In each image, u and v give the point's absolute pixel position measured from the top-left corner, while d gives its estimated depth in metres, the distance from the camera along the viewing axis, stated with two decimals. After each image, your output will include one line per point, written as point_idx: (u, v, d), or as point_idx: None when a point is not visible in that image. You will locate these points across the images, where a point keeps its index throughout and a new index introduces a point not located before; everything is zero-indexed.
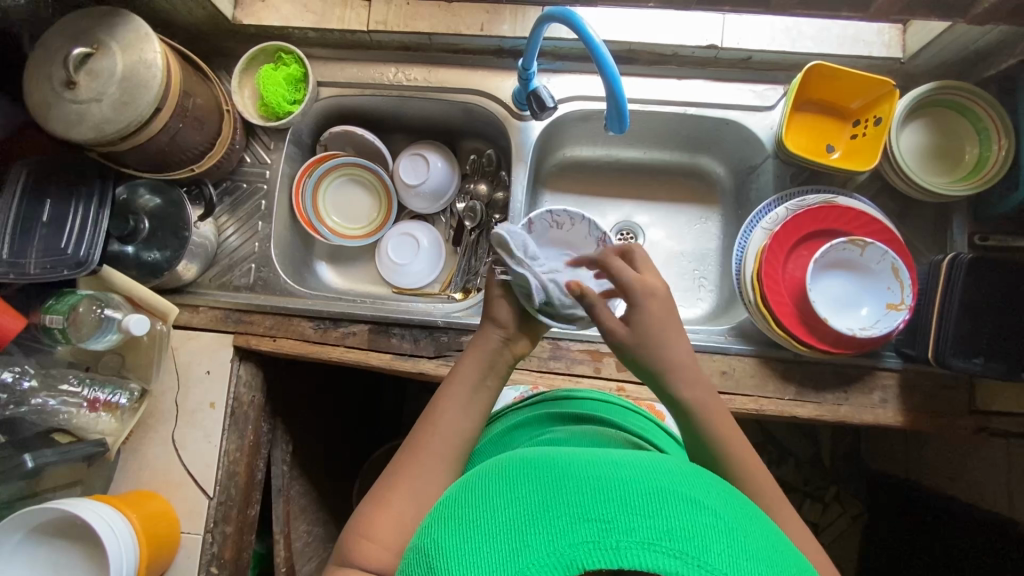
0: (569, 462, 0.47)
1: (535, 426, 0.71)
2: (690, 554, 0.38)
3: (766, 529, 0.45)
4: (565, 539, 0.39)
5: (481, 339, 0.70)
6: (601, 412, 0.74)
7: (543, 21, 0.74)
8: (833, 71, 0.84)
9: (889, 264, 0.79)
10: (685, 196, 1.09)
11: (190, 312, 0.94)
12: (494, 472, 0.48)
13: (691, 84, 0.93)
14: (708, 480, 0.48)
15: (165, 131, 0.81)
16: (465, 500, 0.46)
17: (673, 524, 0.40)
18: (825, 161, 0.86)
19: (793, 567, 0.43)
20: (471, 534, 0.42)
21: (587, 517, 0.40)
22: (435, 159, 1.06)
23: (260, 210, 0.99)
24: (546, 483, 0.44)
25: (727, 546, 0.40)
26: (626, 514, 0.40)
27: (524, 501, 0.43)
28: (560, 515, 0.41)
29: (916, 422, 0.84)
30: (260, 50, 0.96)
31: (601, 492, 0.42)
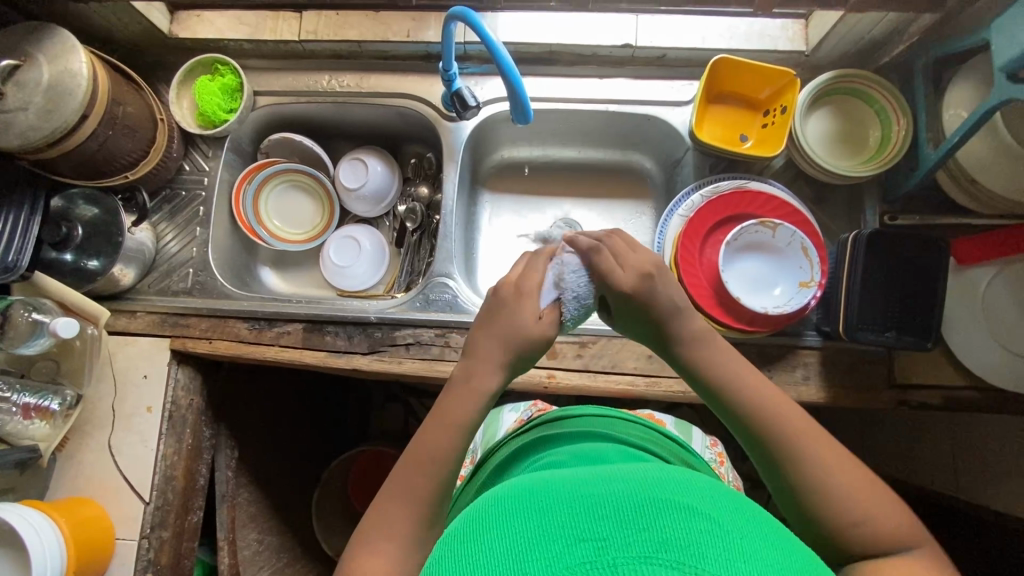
0: (558, 489, 0.45)
1: (536, 446, 0.71)
2: (688, 563, 0.36)
3: (773, 532, 0.43)
4: (560, 562, 0.37)
5: (485, 359, 0.65)
6: (595, 425, 0.73)
7: (452, 19, 0.79)
8: (737, 63, 0.88)
9: (800, 244, 0.83)
10: (620, 192, 1.12)
11: (128, 318, 0.95)
12: (491, 503, 0.47)
13: (612, 83, 0.98)
14: (708, 487, 0.46)
15: (94, 138, 0.84)
16: (462, 534, 0.44)
17: (667, 534, 0.38)
18: (737, 149, 0.90)
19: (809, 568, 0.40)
20: (466, 564, 0.40)
21: (581, 538, 0.39)
22: (374, 163, 1.09)
23: (198, 216, 1.01)
24: (539, 511, 0.43)
25: (727, 550, 0.38)
26: (622, 529, 0.39)
27: (519, 529, 0.41)
28: (555, 539, 0.39)
29: (839, 398, 0.86)
30: (197, 62, 1.00)
31: (597, 511, 0.41)
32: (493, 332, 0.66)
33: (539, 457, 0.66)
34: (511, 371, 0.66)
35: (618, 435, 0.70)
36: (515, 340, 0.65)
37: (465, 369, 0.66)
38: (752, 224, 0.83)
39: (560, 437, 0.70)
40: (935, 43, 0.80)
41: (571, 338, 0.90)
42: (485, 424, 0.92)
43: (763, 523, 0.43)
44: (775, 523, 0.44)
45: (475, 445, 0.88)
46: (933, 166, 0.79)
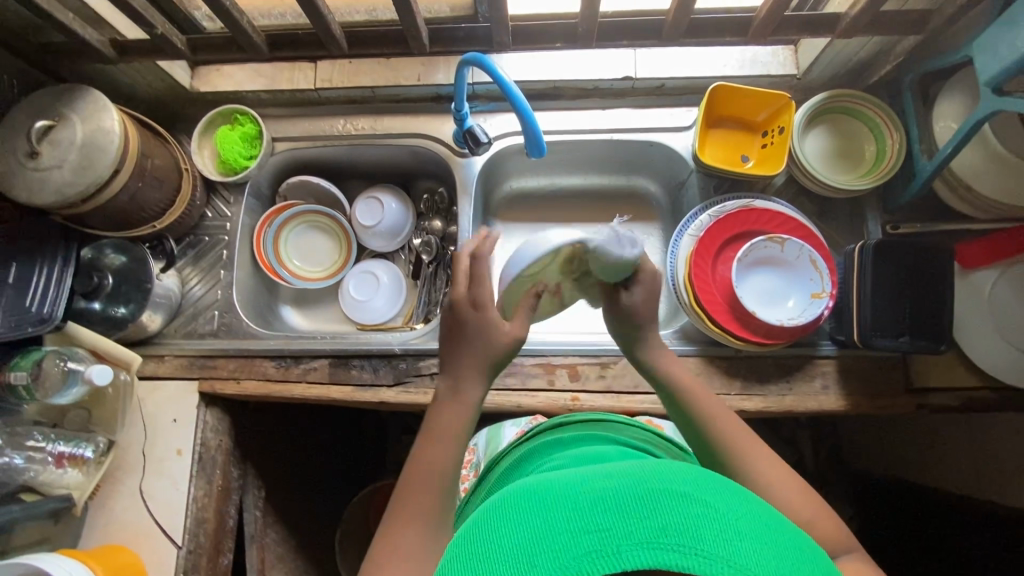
0: (560, 482, 0.47)
1: (538, 453, 0.71)
2: (688, 545, 0.39)
3: (760, 506, 0.46)
4: (569, 554, 0.40)
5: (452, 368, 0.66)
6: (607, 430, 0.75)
7: (465, 64, 0.84)
8: (734, 89, 0.92)
9: (809, 255, 0.86)
10: (628, 215, 1.16)
11: (155, 363, 0.97)
12: (495, 504, 0.49)
13: (615, 113, 1.02)
14: (705, 475, 0.48)
15: (125, 191, 0.88)
16: (471, 537, 0.46)
17: (667, 520, 0.41)
18: (740, 169, 0.94)
19: (792, 536, 0.44)
20: (478, 566, 0.42)
21: (584, 530, 0.41)
22: (388, 200, 1.13)
23: (222, 259, 1.04)
24: (542, 507, 0.45)
25: (723, 529, 0.41)
26: (624, 520, 0.41)
27: (525, 526, 0.44)
28: (560, 533, 0.41)
29: (859, 406, 0.88)
30: (217, 113, 1.04)
31: (597, 502, 0.43)
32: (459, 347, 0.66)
33: (542, 460, 0.68)
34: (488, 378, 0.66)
35: (619, 437, 0.71)
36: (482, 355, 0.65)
37: (447, 383, 0.66)
38: (763, 240, 0.87)
39: (562, 441, 0.72)
40: (920, 61, 0.85)
41: (592, 359, 0.92)
42: (487, 436, 0.93)
43: (749, 499, 0.46)
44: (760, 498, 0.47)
45: (478, 456, 0.90)
46: (929, 176, 0.83)
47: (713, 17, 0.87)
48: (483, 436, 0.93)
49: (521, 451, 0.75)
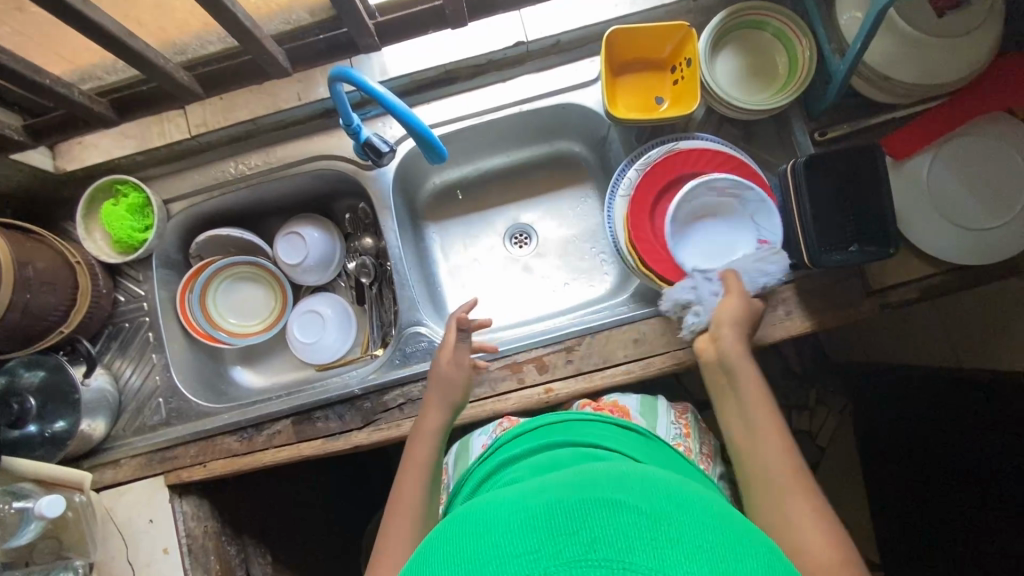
0: (500, 507, 0.48)
1: (496, 471, 0.69)
2: (614, 559, 0.39)
3: (705, 508, 0.46)
4: None
5: (434, 388, 0.82)
6: (563, 431, 0.72)
7: (336, 81, 0.77)
8: (630, 30, 0.86)
9: (751, 193, 0.82)
10: (559, 183, 1.12)
11: (113, 468, 0.92)
12: (439, 531, 0.49)
13: (516, 83, 0.96)
14: (642, 479, 0.48)
15: (14, 308, 0.79)
16: (411, 567, 0.46)
17: (596, 535, 0.41)
18: (656, 113, 0.89)
19: (734, 537, 0.43)
20: None
21: (512, 555, 0.41)
22: (309, 231, 1.06)
23: (151, 342, 0.97)
24: (478, 535, 0.45)
25: (653, 538, 0.41)
26: (553, 538, 0.41)
27: (459, 556, 0.44)
28: (490, 561, 0.42)
29: (825, 322, 0.87)
30: (95, 190, 0.95)
31: (530, 524, 0.43)
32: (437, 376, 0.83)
33: (503, 476, 0.66)
34: (444, 430, 0.79)
35: (583, 438, 0.68)
36: (452, 389, 0.82)
37: (428, 401, 0.82)
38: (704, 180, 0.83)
39: (527, 451, 0.69)
40: None
41: (556, 347, 0.90)
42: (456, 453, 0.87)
43: (694, 501, 0.46)
44: (711, 506, 0.46)
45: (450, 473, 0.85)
46: (844, 75, 0.79)
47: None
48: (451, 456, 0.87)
49: (480, 471, 0.73)
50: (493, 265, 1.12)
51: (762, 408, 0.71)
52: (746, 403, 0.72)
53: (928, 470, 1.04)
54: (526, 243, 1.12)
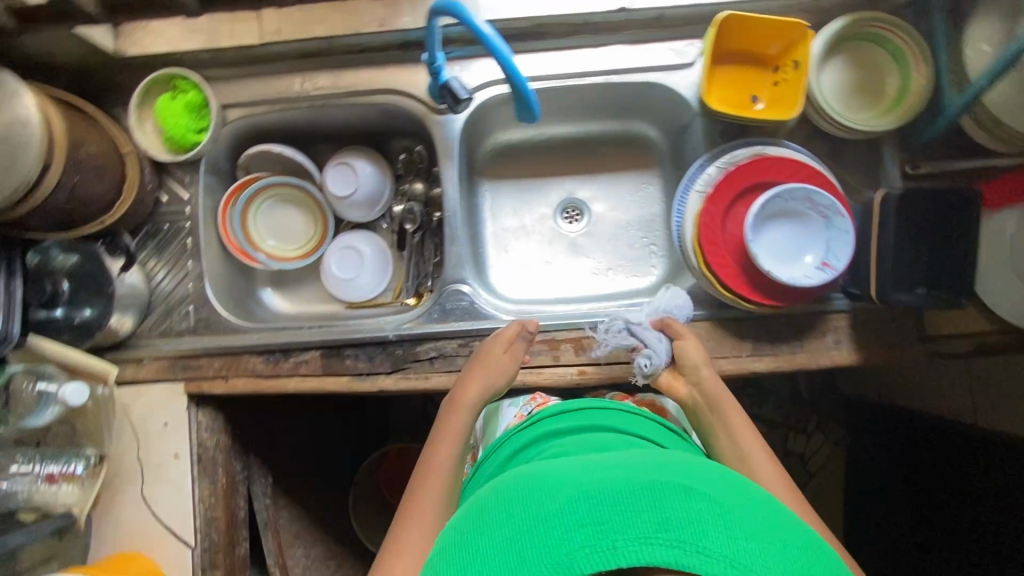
0: (570, 478, 0.54)
1: (534, 445, 0.71)
2: (681, 541, 0.46)
3: (755, 504, 0.52)
4: (572, 545, 0.48)
5: (480, 368, 0.81)
6: (605, 417, 0.73)
7: (436, 14, 0.73)
8: (746, 18, 0.81)
9: (837, 214, 0.78)
10: (624, 164, 1.08)
11: (135, 367, 0.91)
12: (510, 487, 0.57)
13: (608, 52, 0.91)
14: (695, 472, 0.55)
15: (62, 188, 0.76)
16: (486, 520, 0.54)
17: (664, 518, 0.48)
18: (750, 113, 0.85)
19: (783, 534, 0.50)
20: (492, 553, 0.51)
21: (584, 523, 0.49)
22: (362, 165, 1.02)
23: (188, 248, 0.94)
24: (552, 498, 0.52)
25: (716, 529, 0.48)
26: (621, 514, 0.49)
27: (535, 516, 0.51)
28: (566, 526, 0.49)
29: (871, 358, 0.86)
30: (153, 80, 0.91)
31: (603, 498, 0.50)
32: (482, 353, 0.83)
33: (545, 447, 0.69)
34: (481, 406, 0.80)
35: (624, 427, 0.71)
36: (498, 373, 0.81)
37: (469, 376, 0.82)
38: (797, 187, 0.77)
39: (573, 430, 0.72)
40: None
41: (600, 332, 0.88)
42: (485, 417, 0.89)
43: (746, 499, 0.53)
44: (760, 501, 0.53)
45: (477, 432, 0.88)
46: (956, 113, 0.76)
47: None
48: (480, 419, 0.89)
49: (517, 441, 0.74)
50: (540, 236, 1.09)
51: (762, 454, 0.73)
52: (737, 443, 0.75)
53: (925, 522, 1.01)
54: (577, 220, 1.09)
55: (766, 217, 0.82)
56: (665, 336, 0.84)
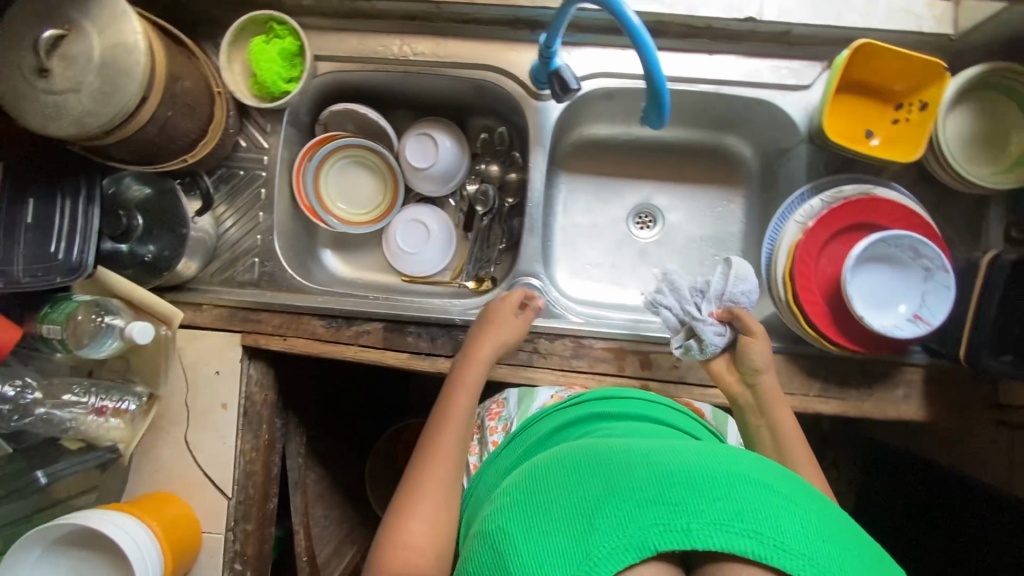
0: (631, 454, 0.51)
1: (577, 424, 0.69)
2: (758, 532, 0.44)
3: (825, 502, 0.50)
4: (640, 522, 0.45)
5: (492, 322, 0.82)
6: (648, 410, 0.72)
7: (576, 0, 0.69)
8: (881, 50, 0.77)
9: (941, 268, 0.75)
10: (708, 178, 1.05)
11: (194, 311, 0.90)
12: (563, 458, 0.54)
13: (722, 61, 0.88)
14: (765, 463, 0.52)
15: (154, 122, 0.74)
16: (538, 487, 0.51)
17: (739, 506, 0.45)
18: (864, 149, 0.82)
19: (857, 536, 0.47)
20: (545, 519, 0.48)
21: (655, 500, 0.46)
22: (443, 138, 1.00)
23: (261, 199, 0.92)
24: (613, 471, 0.49)
25: (795, 525, 0.45)
26: (694, 496, 0.46)
27: (595, 486, 0.48)
28: (632, 502, 0.46)
29: (938, 416, 0.85)
30: (250, 20, 0.87)
31: (672, 478, 0.47)
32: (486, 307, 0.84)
33: (591, 430, 0.67)
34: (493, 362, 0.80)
35: (665, 418, 0.71)
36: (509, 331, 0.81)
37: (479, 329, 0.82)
38: (904, 236, 0.74)
39: (618, 416, 0.70)
40: None
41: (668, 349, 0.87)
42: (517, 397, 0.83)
43: (816, 496, 0.50)
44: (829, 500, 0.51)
45: (508, 411, 0.82)
46: None
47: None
48: (511, 401, 0.83)
49: (551, 417, 0.73)
50: (609, 238, 1.06)
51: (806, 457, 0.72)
52: (780, 445, 0.74)
53: None
54: (649, 226, 1.06)
55: (864, 258, 0.80)
56: (722, 330, 0.81)
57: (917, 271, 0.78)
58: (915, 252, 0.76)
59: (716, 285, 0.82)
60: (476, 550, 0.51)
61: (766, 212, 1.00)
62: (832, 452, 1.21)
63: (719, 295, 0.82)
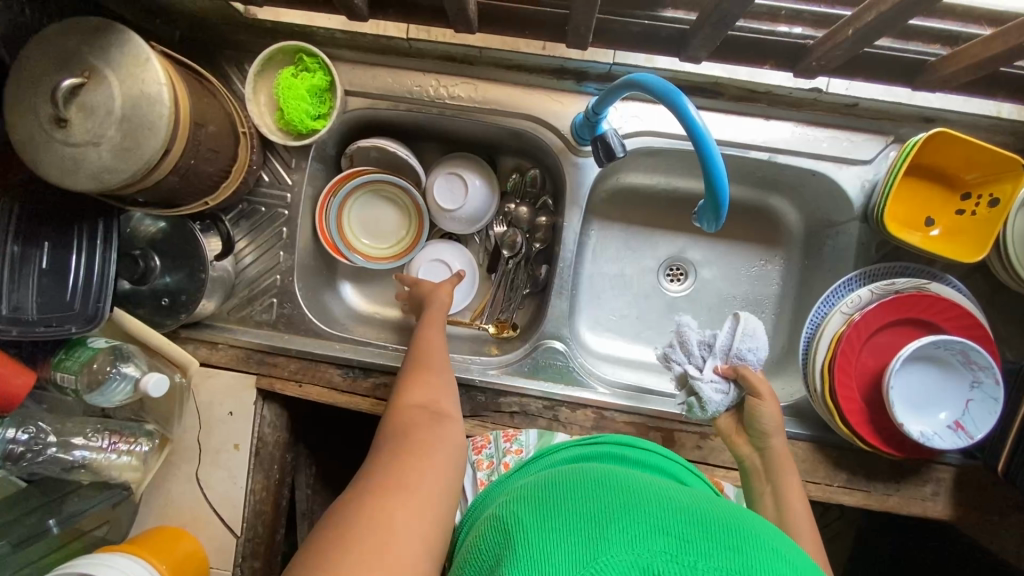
0: (649, 489, 0.49)
1: (595, 454, 0.68)
2: None
3: None
4: (647, 545, 0.41)
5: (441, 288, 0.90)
6: (682, 473, 0.69)
7: (626, 87, 0.66)
8: (955, 139, 0.72)
9: (989, 378, 0.72)
10: (747, 237, 1.00)
11: (208, 349, 0.88)
12: (581, 475, 0.52)
13: (779, 128, 0.82)
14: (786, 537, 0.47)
15: (175, 171, 0.70)
16: (554, 490, 0.49)
17: (754, 563, 0.41)
18: (923, 240, 0.77)
19: None
20: (556, 516, 0.45)
21: (669, 531, 0.43)
22: (472, 178, 0.95)
23: (282, 238, 0.89)
24: (629, 495, 0.47)
25: None
26: (708, 541, 0.42)
27: (608, 499, 0.46)
28: (643, 524, 0.43)
29: (965, 518, 0.82)
30: (279, 50, 0.81)
31: (690, 520, 0.44)
32: (426, 288, 0.91)
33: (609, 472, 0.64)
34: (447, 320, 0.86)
35: (676, 469, 0.68)
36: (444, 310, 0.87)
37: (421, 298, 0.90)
38: (956, 341, 0.71)
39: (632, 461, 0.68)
40: None
41: (693, 427, 0.84)
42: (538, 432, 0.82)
43: None
44: None
45: (526, 438, 0.81)
46: None
47: (930, 24, 0.68)
48: (531, 430, 0.83)
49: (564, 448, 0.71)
50: (638, 290, 1.02)
51: (808, 528, 0.67)
52: (783, 513, 0.69)
53: None
54: (680, 280, 1.02)
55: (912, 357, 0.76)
56: (721, 387, 0.77)
57: (961, 378, 0.74)
58: (965, 360, 0.73)
59: (723, 339, 0.78)
60: (483, 536, 0.49)
61: (805, 280, 0.95)
62: (841, 509, 1.19)
63: (726, 349, 0.78)
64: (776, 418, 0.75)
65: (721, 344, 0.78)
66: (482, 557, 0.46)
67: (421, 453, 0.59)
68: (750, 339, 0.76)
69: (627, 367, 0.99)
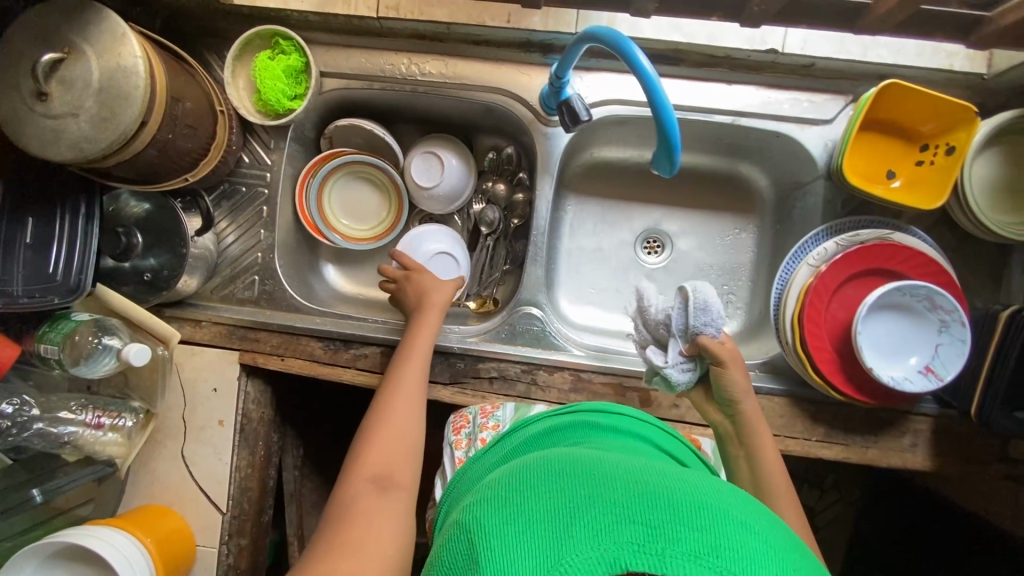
0: (614, 469, 0.47)
1: (569, 425, 0.67)
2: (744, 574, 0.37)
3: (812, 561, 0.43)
4: (611, 539, 0.39)
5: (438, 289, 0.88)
6: (661, 440, 0.69)
7: (584, 41, 0.68)
8: (908, 90, 0.74)
9: (956, 321, 0.73)
10: (720, 206, 1.01)
11: (192, 327, 0.90)
12: (543, 462, 0.49)
13: (740, 91, 0.84)
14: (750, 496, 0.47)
15: (153, 146, 0.72)
16: (514, 487, 0.46)
17: (726, 543, 0.39)
18: (884, 191, 0.79)
19: None
20: (517, 516, 0.42)
21: (634, 519, 0.40)
22: (448, 157, 0.96)
23: (263, 217, 0.92)
24: (594, 482, 0.44)
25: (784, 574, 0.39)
26: (678, 522, 0.40)
27: (571, 489, 0.43)
28: (608, 513, 0.41)
29: (945, 468, 0.82)
30: (255, 34, 0.85)
31: (658, 500, 0.42)
32: (418, 280, 0.89)
33: (584, 439, 0.64)
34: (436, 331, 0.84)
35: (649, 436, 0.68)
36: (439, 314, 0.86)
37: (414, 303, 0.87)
38: (920, 285, 0.72)
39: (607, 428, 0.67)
40: None
41: None
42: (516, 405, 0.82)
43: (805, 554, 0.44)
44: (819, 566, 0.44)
45: (502, 413, 0.80)
46: None
47: None
48: (507, 404, 0.82)
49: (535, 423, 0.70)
50: (615, 262, 1.04)
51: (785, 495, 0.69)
52: (760, 480, 0.71)
53: None
54: (657, 252, 1.04)
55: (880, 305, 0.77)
56: (689, 368, 0.75)
57: (931, 325, 0.75)
58: (932, 305, 0.74)
59: (677, 318, 0.73)
60: (445, 541, 0.46)
61: (778, 244, 0.97)
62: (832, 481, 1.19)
63: (683, 328, 0.74)
64: (744, 381, 0.75)
65: (677, 325, 0.74)
66: (444, 566, 0.43)
67: (361, 534, 0.63)
68: (704, 319, 0.71)
69: (607, 337, 1.00)
